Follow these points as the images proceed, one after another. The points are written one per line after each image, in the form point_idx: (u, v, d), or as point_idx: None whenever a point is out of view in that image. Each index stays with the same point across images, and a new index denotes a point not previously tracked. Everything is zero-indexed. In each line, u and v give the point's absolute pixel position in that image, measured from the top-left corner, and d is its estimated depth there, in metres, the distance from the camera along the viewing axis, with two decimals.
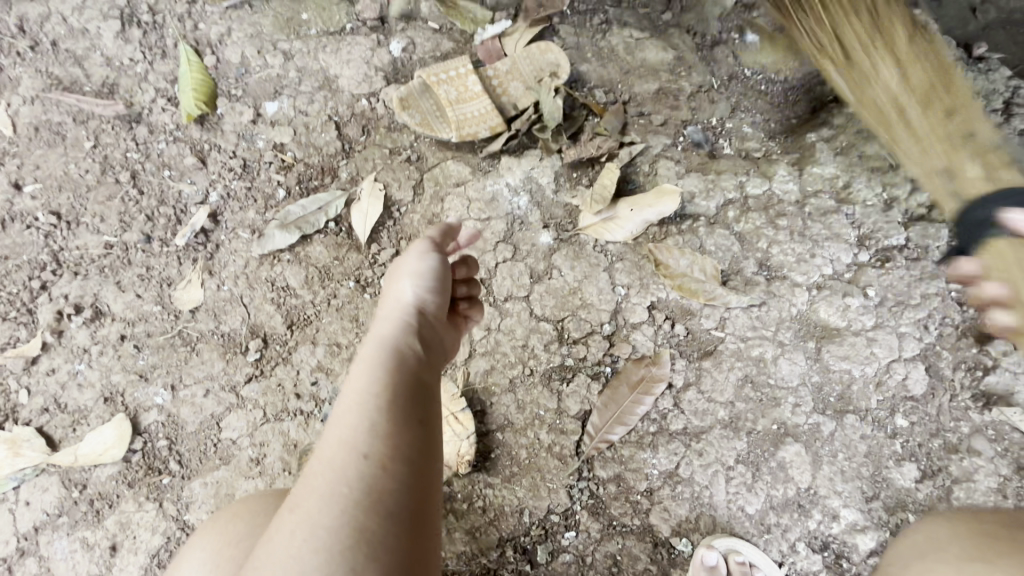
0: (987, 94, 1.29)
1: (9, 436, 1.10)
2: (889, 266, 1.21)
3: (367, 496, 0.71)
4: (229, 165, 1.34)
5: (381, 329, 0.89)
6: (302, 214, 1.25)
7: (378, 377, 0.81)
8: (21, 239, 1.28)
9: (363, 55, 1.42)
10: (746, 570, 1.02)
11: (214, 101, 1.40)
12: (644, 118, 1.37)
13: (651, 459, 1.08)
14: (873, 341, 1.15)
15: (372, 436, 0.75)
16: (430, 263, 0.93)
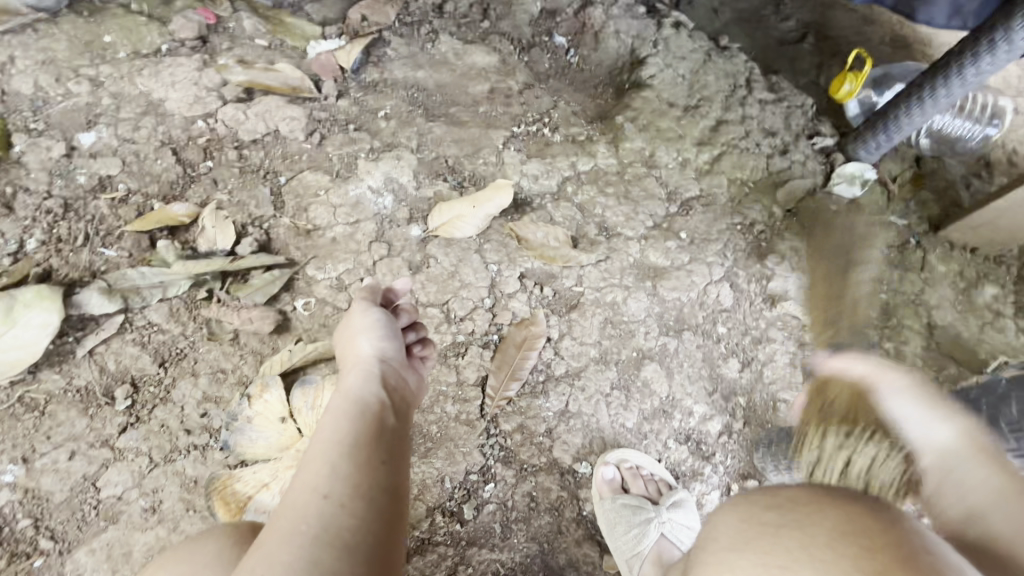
0: (734, 75, 1.67)
1: None
2: (693, 212, 1.53)
3: (325, 532, 0.73)
4: (46, 207, 1.19)
5: (347, 381, 0.97)
6: (139, 281, 1.14)
7: (342, 424, 0.88)
8: None
9: (189, 76, 1.37)
10: (636, 472, 1.23)
11: (9, 139, 1.24)
12: (484, 114, 1.56)
13: (545, 404, 1.24)
14: (692, 272, 1.45)
15: (334, 476, 0.80)
16: (379, 316, 1.06)
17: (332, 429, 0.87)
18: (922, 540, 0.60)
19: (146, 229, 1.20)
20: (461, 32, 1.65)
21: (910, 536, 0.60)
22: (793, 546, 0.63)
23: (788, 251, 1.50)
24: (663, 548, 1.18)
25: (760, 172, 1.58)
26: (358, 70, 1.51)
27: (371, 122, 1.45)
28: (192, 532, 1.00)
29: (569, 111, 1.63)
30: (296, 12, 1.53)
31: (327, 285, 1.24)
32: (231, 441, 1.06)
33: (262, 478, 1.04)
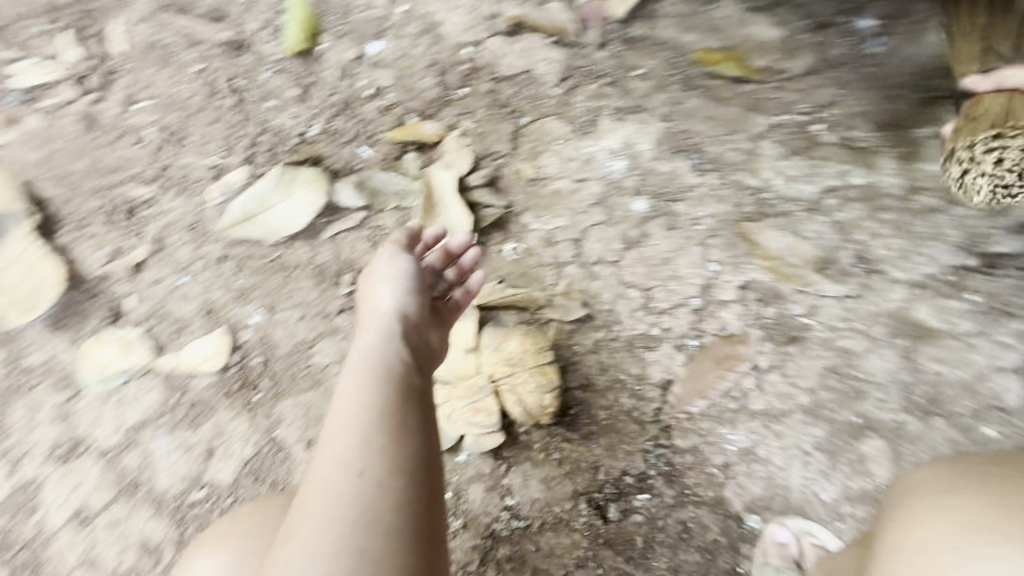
0: None
1: (120, 335, 1.12)
2: (999, 272, 1.15)
3: (363, 513, 0.71)
4: (331, 101, 1.35)
5: (362, 346, 0.89)
6: (383, 185, 1.26)
7: (362, 397, 0.81)
8: (130, 152, 1.31)
9: (470, 5, 1.42)
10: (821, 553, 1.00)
11: (319, 38, 1.41)
12: (751, 94, 1.35)
13: (729, 435, 1.08)
14: (974, 348, 1.10)
15: (364, 452, 0.75)
16: (404, 271, 0.99)
17: (356, 402, 0.81)
18: None
19: (400, 141, 1.30)
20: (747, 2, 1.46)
21: None
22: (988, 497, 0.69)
23: None
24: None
25: None
26: (627, 21, 1.42)
27: (624, 79, 1.36)
28: None
29: (856, 109, 1.33)
30: None
31: (538, 234, 1.22)
32: None
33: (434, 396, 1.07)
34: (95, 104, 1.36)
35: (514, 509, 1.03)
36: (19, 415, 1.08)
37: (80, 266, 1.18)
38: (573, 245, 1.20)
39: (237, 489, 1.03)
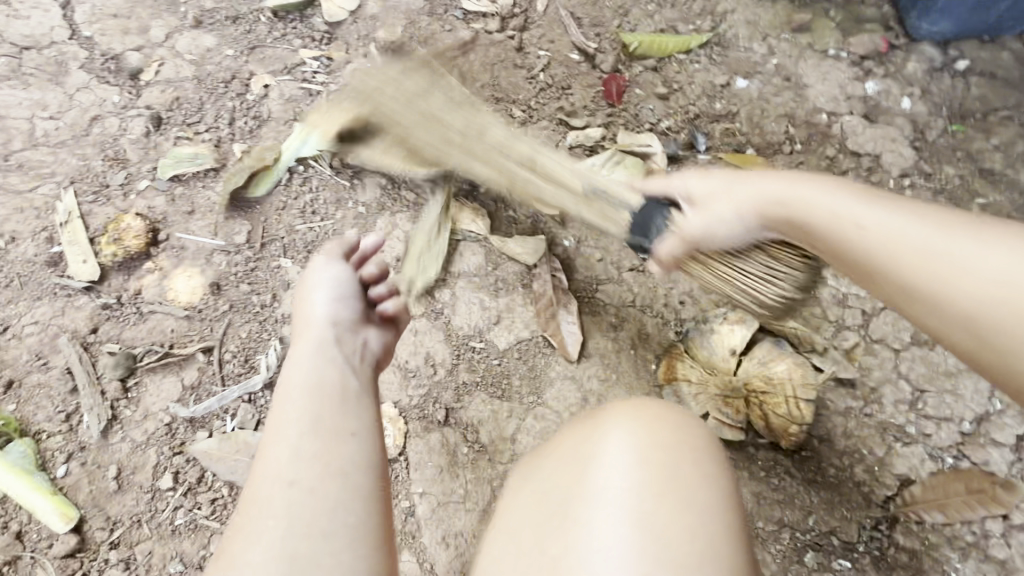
0: None
1: (472, 206, 1.40)
2: None
3: (293, 517, 0.76)
4: (688, 109, 1.56)
5: (302, 359, 0.94)
6: None
7: (295, 409, 0.87)
8: (521, 82, 1.62)
9: (841, 81, 1.58)
10: None
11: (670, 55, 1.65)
12: None
13: (953, 561, 1.06)
14: None
15: (297, 460, 0.81)
16: (350, 286, 1.04)
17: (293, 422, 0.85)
18: None
19: (735, 163, 1.48)
20: None
21: None
22: None
23: None
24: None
25: None
26: (981, 155, 1.49)
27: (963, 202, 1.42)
28: (625, 364, 1.23)
29: None
30: (952, 81, 1.60)
31: (832, 290, 1.28)
32: (692, 334, 1.24)
33: (693, 375, 1.19)
34: (508, 37, 1.69)
35: None
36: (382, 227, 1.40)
37: None
38: (862, 317, 1.25)
39: (504, 355, 1.24)
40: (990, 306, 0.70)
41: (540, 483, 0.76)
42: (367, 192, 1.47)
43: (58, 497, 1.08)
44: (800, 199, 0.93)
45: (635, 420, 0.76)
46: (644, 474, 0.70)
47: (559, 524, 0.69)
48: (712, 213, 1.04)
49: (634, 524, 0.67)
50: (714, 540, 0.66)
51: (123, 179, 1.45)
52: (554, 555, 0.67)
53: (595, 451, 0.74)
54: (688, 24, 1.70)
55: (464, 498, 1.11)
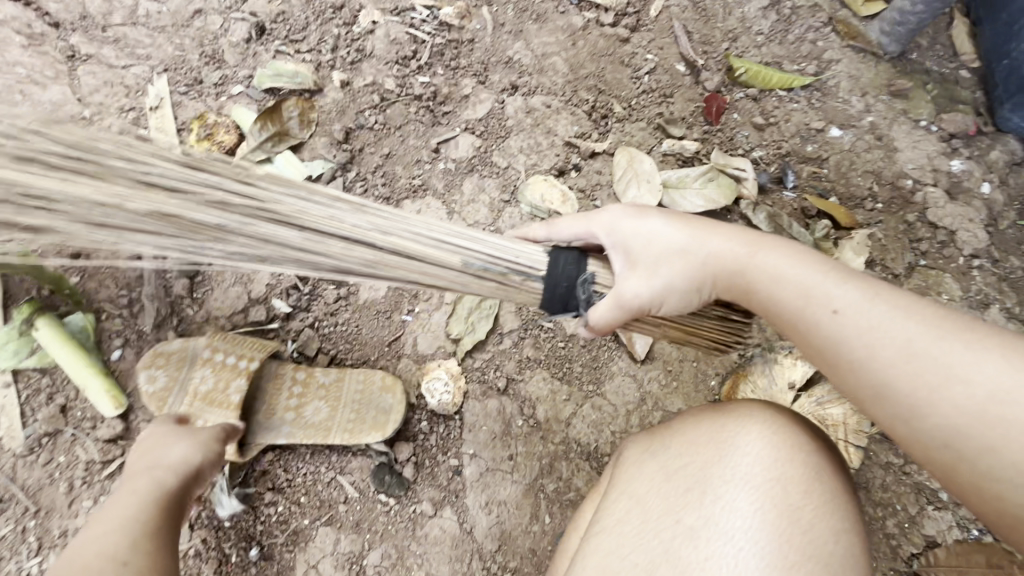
0: None
1: (565, 190, 1.42)
2: None
3: None
4: (780, 145, 1.59)
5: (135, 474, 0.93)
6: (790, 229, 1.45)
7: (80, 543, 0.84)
8: (625, 80, 1.63)
9: (929, 153, 1.62)
10: None
11: (772, 86, 1.66)
12: None
13: None
14: None
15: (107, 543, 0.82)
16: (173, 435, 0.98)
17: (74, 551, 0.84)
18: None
19: (819, 207, 1.49)
20: None
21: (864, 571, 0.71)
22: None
23: None
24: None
25: None
26: None
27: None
28: (684, 373, 1.24)
29: None
30: None
31: None
32: (756, 359, 1.24)
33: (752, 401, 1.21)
34: (618, 31, 1.69)
35: None
36: (468, 187, 1.43)
37: (557, 129, 1.52)
38: None
39: (570, 340, 1.23)
40: (900, 348, 0.76)
41: (670, 457, 0.79)
42: (458, 150, 1.47)
43: (110, 379, 1.09)
44: (759, 281, 0.87)
45: (768, 419, 0.78)
46: (787, 471, 0.72)
47: (696, 495, 0.74)
48: (657, 277, 0.91)
49: (777, 512, 0.70)
50: (847, 541, 0.70)
51: (217, 79, 1.44)
52: (699, 523, 0.72)
53: (733, 436, 0.76)
54: (793, 63, 1.72)
55: (512, 469, 1.11)
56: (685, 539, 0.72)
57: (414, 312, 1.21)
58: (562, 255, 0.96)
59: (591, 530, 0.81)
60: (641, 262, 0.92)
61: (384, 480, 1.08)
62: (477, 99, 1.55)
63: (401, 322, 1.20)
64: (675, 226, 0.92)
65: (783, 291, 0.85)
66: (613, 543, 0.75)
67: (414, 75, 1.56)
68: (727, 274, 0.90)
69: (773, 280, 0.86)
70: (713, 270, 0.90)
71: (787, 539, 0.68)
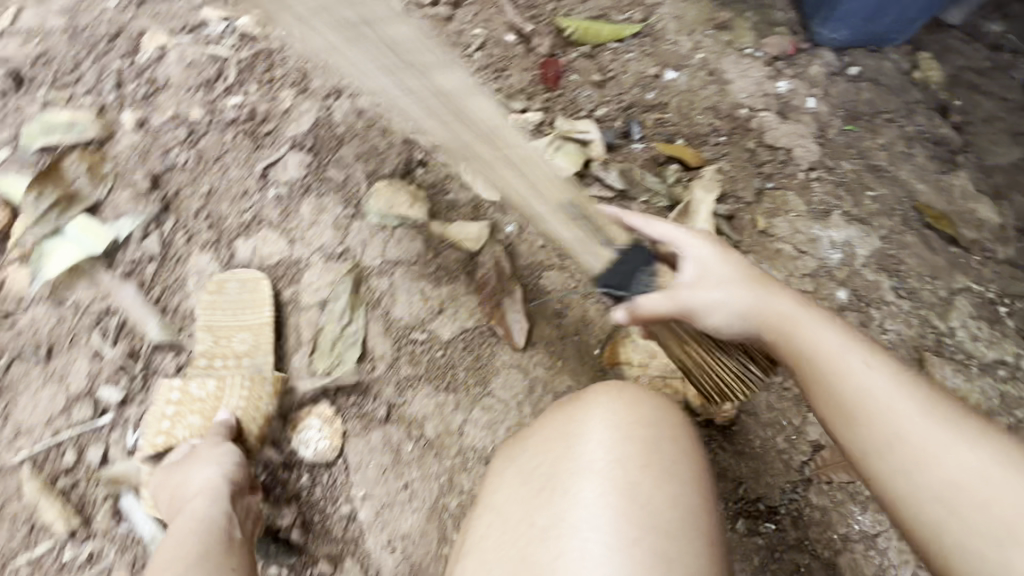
0: None
1: (410, 190, 1.33)
2: None
3: None
4: (622, 99, 1.58)
5: (181, 521, 0.92)
6: (640, 179, 1.47)
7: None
8: (457, 61, 1.55)
9: (757, 79, 1.69)
10: None
11: (602, 39, 1.65)
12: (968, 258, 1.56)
13: (856, 515, 1.17)
14: None
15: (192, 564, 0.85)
16: (226, 450, 1.00)
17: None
18: (720, 548, 0.73)
19: (668, 153, 1.50)
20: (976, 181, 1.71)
21: (713, 538, 0.73)
22: (702, 547, 0.71)
23: None
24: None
25: None
26: (871, 151, 1.66)
27: (858, 194, 1.57)
28: (566, 351, 1.24)
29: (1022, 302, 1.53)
30: (847, 85, 1.77)
31: None
32: None
33: (634, 358, 1.22)
34: (440, 11, 1.61)
35: None
36: (307, 210, 1.29)
37: (394, 127, 1.42)
38: None
39: (447, 347, 1.18)
40: (917, 423, 0.82)
41: (526, 460, 0.79)
42: (288, 171, 1.33)
43: None
44: (799, 326, 0.96)
45: (612, 399, 0.81)
46: (627, 449, 0.75)
47: (547, 494, 0.73)
48: (715, 293, 1.00)
49: (618, 492, 0.71)
50: (684, 504, 0.72)
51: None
52: (548, 523, 0.71)
53: (579, 425, 0.78)
54: (621, 12, 1.70)
55: (410, 497, 1.06)
56: (537, 541, 0.70)
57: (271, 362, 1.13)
58: (636, 251, 1.09)
59: (460, 552, 0.78)
60: (706, 288, 1.01)
61: (269, 550, 1.02)
62: (299, 111, 1.42)
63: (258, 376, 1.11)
64: (719, 259, 1.04)
65: (821, 349, 0.92)
66: (475, 565, 0.73)
67: (223, 98, 1.39)
68: (779, 321, 0.97)
69: (819, 340, 0.93)
70: (767, 310, 0.99)
71: (628, 519, 0.69)
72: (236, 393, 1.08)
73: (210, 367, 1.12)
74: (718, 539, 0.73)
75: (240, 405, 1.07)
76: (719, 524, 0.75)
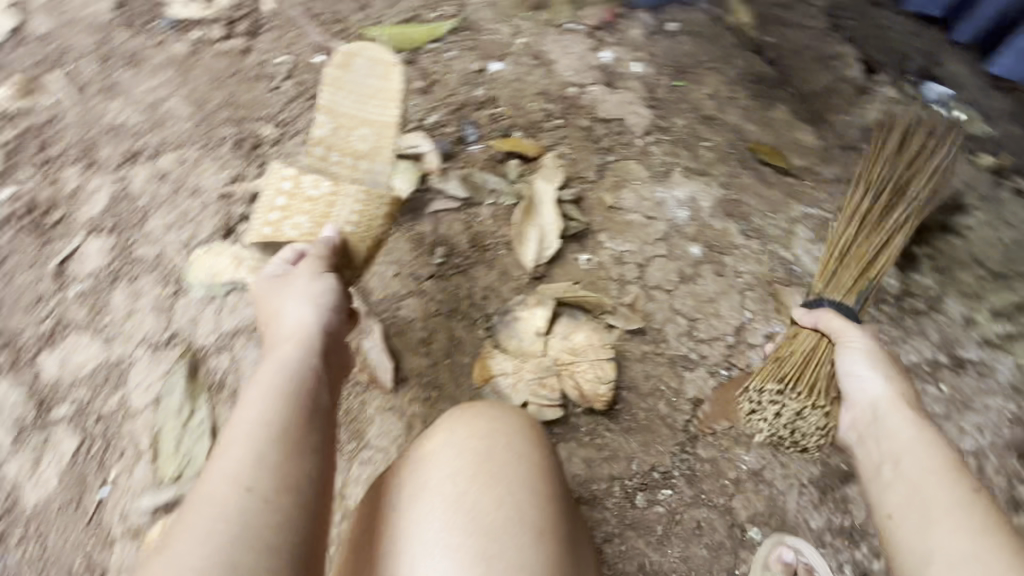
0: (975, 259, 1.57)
1: (235, 251, 1.21)
2: (966, 370, 1.46)
3: (242, 535, 0.66)
4: (452, 102, 1.53)
5: (286, 350, 0.90)
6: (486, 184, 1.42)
7: (269, 401, 0.79)
8: (264, 95, 1.43)
9: (581, 53, 1.69)
10: None
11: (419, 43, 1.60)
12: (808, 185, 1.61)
13: (742, 456, 1.24)
14: (941, 425, 1.39)
15: (259, 467, 0.72)
16: (324, 286, 1.01)
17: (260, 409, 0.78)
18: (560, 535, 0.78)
19: (506, 149, 1.48)
20: (802, 106, 1.74)
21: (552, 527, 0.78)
22: (537, 537, 0.76)
23: None
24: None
25: None
26: (701, 101, 1.70)
27: (695, 147, 1.61)
28: (440, 378, 1.23)
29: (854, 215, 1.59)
30: (667, 41, 1.78)
31: (612, 251, 1.41)
32: (499, 326, 1.28)
33: (506, 367, 1.23)
34: (236, 44, 1.49)
35: None
36: (121, 301, 1.17)
37: (205, 183, 1.29)
38: (638, 269, 1.40)
39: None
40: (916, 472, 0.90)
41: (381, 490, 0.84)
42: (88, 262, 1.20)
43: None
44: (902, 413, 1.01)
45: (458, 420, 0.88)
46: (463, 462, 0.81)
47: (392, 521, 0.79)
48: (873, 377, 1.08)
49: (454, 506, 0.77)
50: (514, 502, 0.78)
51: None
52: (395, 548, 0.76)
53: (422, 451, 0.84)
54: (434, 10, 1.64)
55: None
56: (388, 565, 0.75)
57: (111, 480, 1.04)
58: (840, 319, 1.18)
59: None
60: (856, 361, 1.11)
61: None
62: (90, 189, 1.27)
63: (96, 502, 1.03)
64: (893, 390, 1.04)
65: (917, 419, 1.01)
66: None
67: None
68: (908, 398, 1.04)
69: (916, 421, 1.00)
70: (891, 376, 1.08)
71: (459, 528, 0.75)
72: (352, 196, 1.13)
73: (328, 161, 1.15)
74: (560, 525, 0.79)
75: (301, 245, 1.08)
76: (565, 511, 0.82)
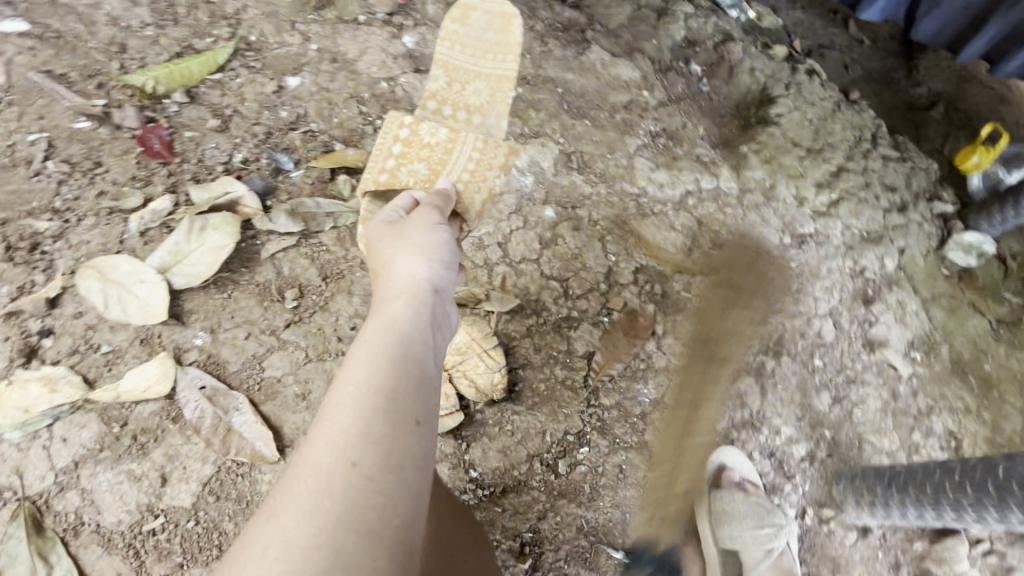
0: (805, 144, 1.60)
1: (41, 374, 1.13)
2: (821, 242, 1.52)
3: (348, 510, 0.64)
4: (254, 131, 1.36)
5: (392, 305, 0.87)
6: (314, 210, 1.31)
7: (379, 361, 0.76)
8: (29, 185, 1.24)
9: None
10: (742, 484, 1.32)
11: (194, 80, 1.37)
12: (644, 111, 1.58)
13: (643, 390, 1.33)
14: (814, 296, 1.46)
15: (365, 440, 0.69)
16: (439, 238, 0.98)
17: (367, 363, 0.76)
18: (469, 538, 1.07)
19: (329, 166, 1.35)
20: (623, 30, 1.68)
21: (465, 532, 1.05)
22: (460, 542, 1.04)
23: (891, 302, 1.48)
24: (782, 562, 1.27)
25: (876, 223, 1.54)
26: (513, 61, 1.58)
27: (522, 111, 1.52)
28: None
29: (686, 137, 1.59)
30: None
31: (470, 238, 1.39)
32: None
33: None
34: None
35: (479, 479, 1.25)
36: None
37: None
38: (500, 248, 1.40)
39: (197, 510, 1.13)
40: None
41: None
42: None
43: None
44: None
45: None
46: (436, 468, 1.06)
47: None
48: None
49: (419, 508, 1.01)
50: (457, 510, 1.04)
51: None
52: None
53: None
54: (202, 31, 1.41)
55: None
56: None
57: None
58: None
59: None
60: None
61: None
62: None
63: None
64: None
65: None
66: None
67: None
68: None
69: None
70: None
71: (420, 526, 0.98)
72: (469, 143, 1.23)
73: (443, 114, 1.26)
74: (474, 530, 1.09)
75: (469, 164, 1.22)
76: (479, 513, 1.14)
